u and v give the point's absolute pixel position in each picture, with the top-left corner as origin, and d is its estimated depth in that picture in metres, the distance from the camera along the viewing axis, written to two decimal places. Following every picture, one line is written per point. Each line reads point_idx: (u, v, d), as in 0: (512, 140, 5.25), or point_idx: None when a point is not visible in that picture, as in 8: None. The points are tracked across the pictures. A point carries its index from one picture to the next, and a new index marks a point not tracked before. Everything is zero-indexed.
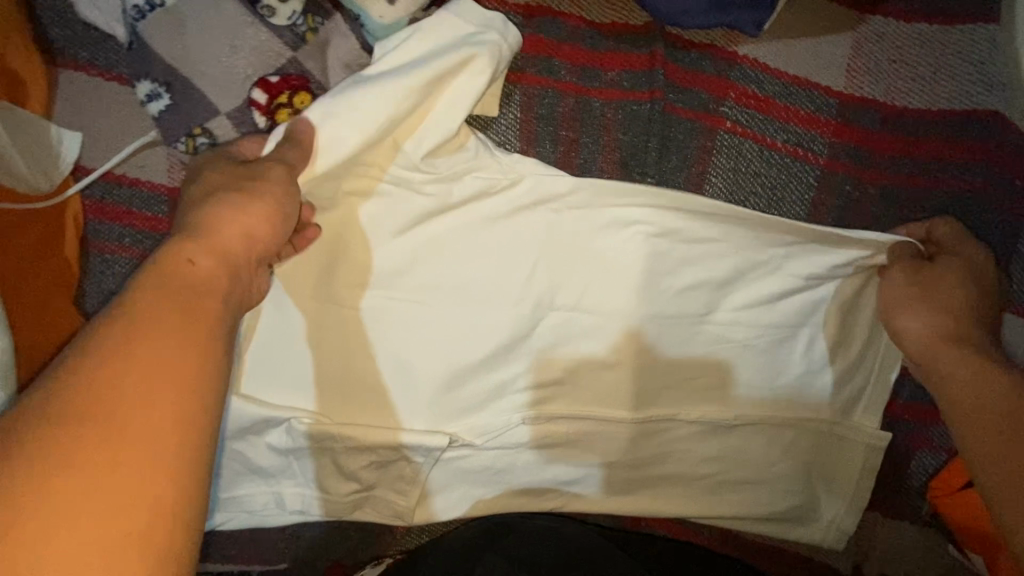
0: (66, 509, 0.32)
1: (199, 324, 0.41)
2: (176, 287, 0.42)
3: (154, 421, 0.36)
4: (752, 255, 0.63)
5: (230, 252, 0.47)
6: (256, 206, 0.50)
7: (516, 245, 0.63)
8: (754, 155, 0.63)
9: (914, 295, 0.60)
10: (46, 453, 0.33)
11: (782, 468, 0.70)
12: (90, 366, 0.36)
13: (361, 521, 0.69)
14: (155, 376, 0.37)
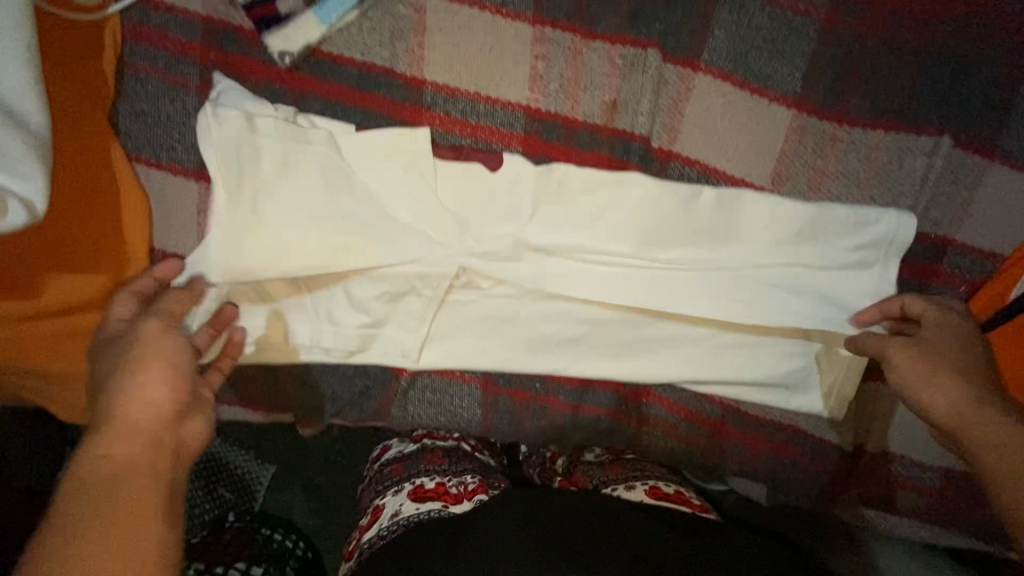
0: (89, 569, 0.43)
1: (130, 468, 0.50)
2: (85, 475, 0.48)
3: (115, 554, 0.45)
4: (753, 104, 0.66)
5: (138, 418, 0.53)
6: (164, 373, 0.56)
7: (525, 89, 0.66)
8: (757, 10, 0.64)
9: (921, 372, 0.62)
10: (66, 547, 0.43)
11: (783, 328, 0.71)
12: (65, 504, 0.46)
13: (367, 364, 0.70)
14: (132, 476, 0.49)
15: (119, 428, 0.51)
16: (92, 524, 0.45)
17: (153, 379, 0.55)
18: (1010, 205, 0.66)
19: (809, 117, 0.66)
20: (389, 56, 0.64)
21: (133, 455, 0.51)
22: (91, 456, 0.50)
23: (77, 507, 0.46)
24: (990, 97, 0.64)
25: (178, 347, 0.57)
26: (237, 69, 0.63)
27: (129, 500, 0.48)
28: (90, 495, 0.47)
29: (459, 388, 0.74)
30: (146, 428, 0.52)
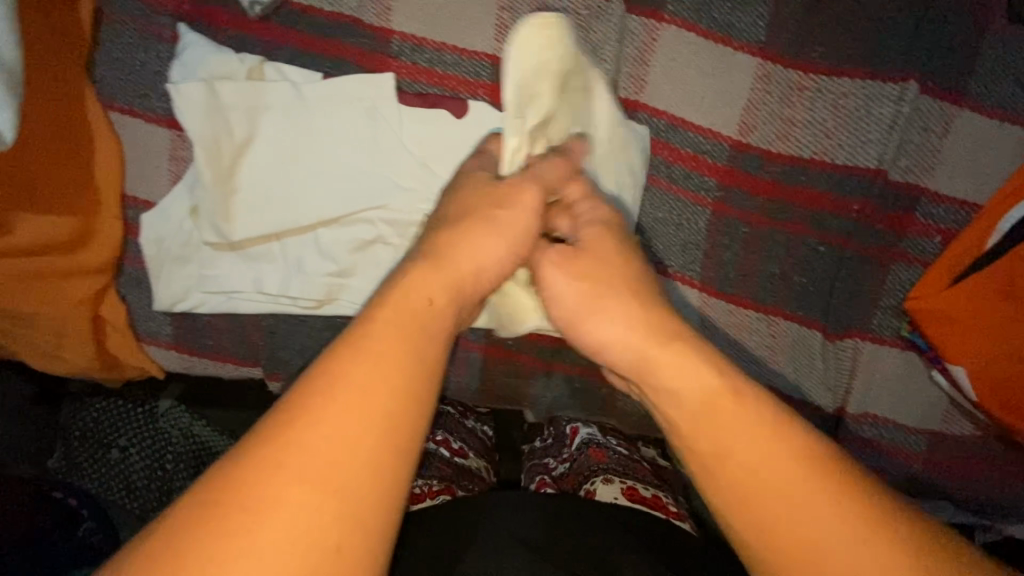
0: (344, 414, 0.37)
1: (416, 317, 0.42)
2: (407, 307, 0.43)
3: (367, 408, 0.37)
4: (718, 55, 0.67)
5: (461, 275, 0.48)
6: (500, 241, 0.50)
7: (492, 40, 0.67)
8: None
9: (591, 296, 0.51)
10: (337, 379, 0.38)
11: (755, 281, 0.71)
12: (377, 329, 0.40)
13: (336, 316, 0.69)
14: (406, 335, 0.41)
15: (450, 275, 0.46)
16: (371, 363, 0.39)
17: (489, 241, 0.50)
18: (977, 151, 0.65)
19: (775, 66, 0.66)
20: (357, 6, 0.65)
21: (444, 311, 0.44)
22: (416, 292, 0.44)
23: (388, 324, 0.41)
24: (956, 42, 0.64)
25: (518, 220, 0.52)
26: (206, 18, 0.65)
27: (427, 360, 0.41)
28: (392, 325, 0.41)
29: None
30: (462, 289, 0.47)
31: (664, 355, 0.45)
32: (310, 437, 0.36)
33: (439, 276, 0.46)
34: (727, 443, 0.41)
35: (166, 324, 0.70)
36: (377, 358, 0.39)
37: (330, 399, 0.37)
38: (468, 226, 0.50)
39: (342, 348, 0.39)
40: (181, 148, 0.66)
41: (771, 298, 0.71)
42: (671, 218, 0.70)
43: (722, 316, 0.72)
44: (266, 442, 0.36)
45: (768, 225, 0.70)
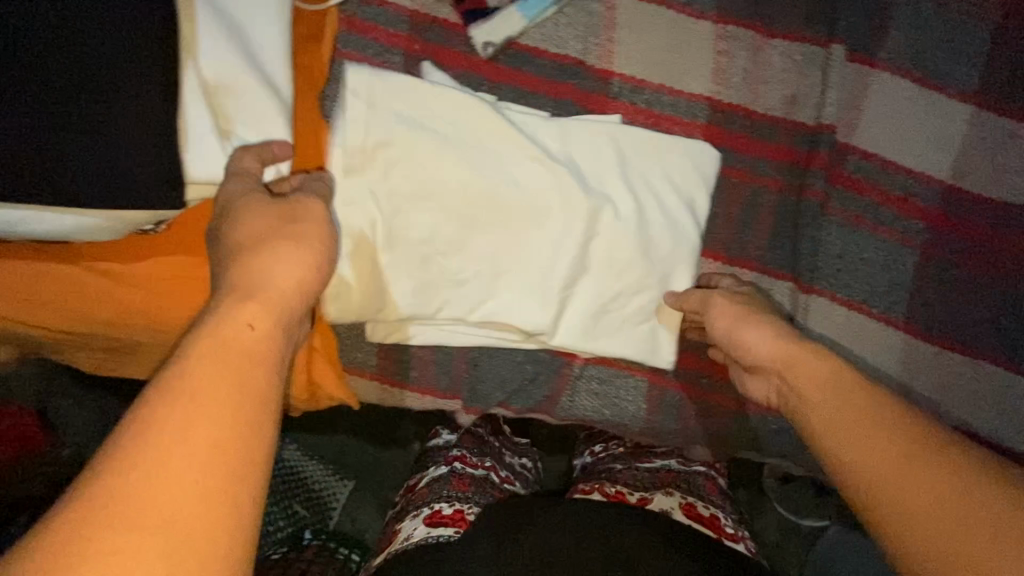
0: (154, 477, 0.34)
1: (234, 349, 0.39)
2: (224, 339, 0.39)
3: (165, 463, 0.34)
4: (931, 101, 0.68)
5: (284, 298, 0.44)
6: (303, 252, 0.47)
7: (708, 83, 0.68)
8: (933, 13, 0.68)
9: (744, 312, 0.60)
10: (136, 440, 0.34)
11: (958, 327, 0.70)
12: (193, 368, 0.38)
13: (538, 350, 0.71)
14: (224, 371, 0.38)
15: (257, 294, 0.43)
16: (170, 411, 0.36)
17: (292, 249, 0.46)
18: None
19: (989, 112, 0.68)
20: (582, 49, 0.67)
21: (267, 337, 0.42)
22: (232, 321, 0.41)
23: (204, 358, 0.38)
24: None
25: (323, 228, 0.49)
26: (440, 57, 0.67)
27: (257, 392, 0.39)
28: (206, 369, 0.38)
29: (628, 389, 0.73)
30: (287, 307, 0.44)
31: (815, 365, 0.53)
32: (123, 489, 0.33)
33: (253, 301, 0.42)
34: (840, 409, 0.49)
35: (373, 356, 0.72)
36: (188, 402, 0.36)
37: (152, 455, 0.34)
38: (265, 243, 0.46)
39: (145, 400, 0.36)
40: None
41: (980, 340, 0.70)
42: (879, 259, 0.70)
43: (924, 359, 0.71)
44: (71, 506, 0.32)
45: (976, 268, 0.69)
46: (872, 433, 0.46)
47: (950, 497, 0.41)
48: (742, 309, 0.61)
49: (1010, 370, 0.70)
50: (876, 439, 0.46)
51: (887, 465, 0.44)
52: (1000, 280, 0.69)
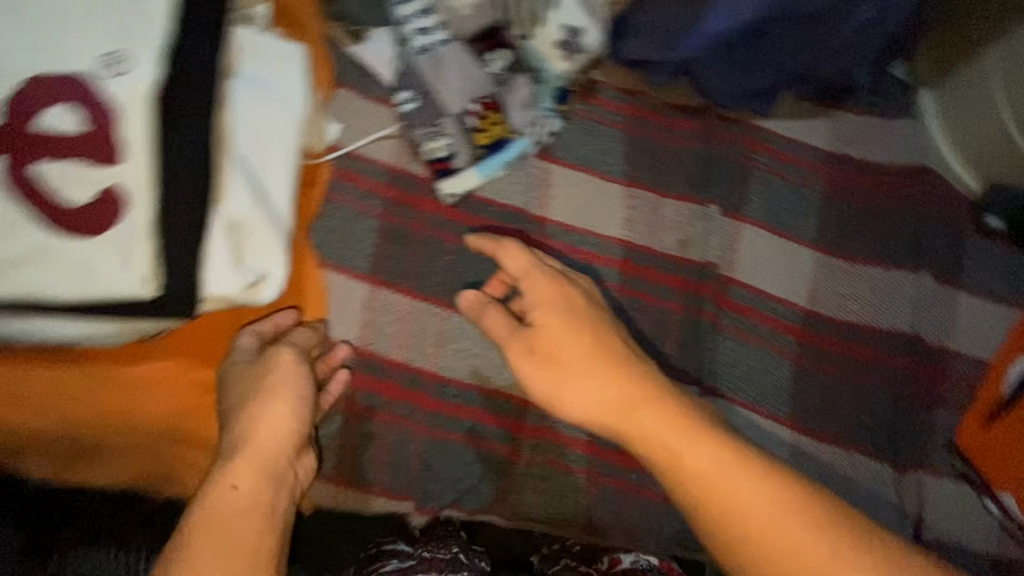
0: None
1: (235, 501, 0.58)
2: (213, 504, 0.57)
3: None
4: (785, 246, 0.91)
5: (262, 446, 0.63)
6: (283, 404, 0.65)
7: (620, 228, 0.89)
8: (778, 185, 0.94)
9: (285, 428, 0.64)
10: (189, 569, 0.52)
11: (830, 425, 0.86)
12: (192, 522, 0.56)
13: (489, 450, 0.79)
14: (231, 512, 0.57)
15: (248, 440, 0.62)
16: (192, 554, 0.53)
17: (273, 418, 0.64)
18: (975, 324, 0.90)
19: (826, 255, 0.91)
20: (525, 200, 0.87)
21: (248, 493, 0.60)
22: (220, 485, 0.59)
23: (230, 490, 0.59)
24: (941, 246, 0.92)
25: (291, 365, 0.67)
26: (413, 202, 0.83)
27: (250, 517, 0.58)
28: (214, 519, 0.56)
29: (572, 489, 0.81)
30: (264, 461, 0.62)
31: (671, 437, 0.61)
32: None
33: (247, 467, 0.61)
34: (736, 499, 0.56)
35: (333, 460, 0.77)
36: (206, 539, 0.55)
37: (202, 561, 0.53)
38: (262, 399, 0.65)
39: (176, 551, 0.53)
40: (371, 301, 0.79)
41: (850, 434, 0.86)
42: (763, 368, 0.87)
43: (812, 451, 0.85)
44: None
45: (835, 374, 0.88)
46: (711, 452, 0.59)
47: (771, 497, 0.56)
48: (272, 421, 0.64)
49: (877, 459, 0.86)
50: (700, 454, 0.59)
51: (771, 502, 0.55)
52: (855, 384, 0.87)
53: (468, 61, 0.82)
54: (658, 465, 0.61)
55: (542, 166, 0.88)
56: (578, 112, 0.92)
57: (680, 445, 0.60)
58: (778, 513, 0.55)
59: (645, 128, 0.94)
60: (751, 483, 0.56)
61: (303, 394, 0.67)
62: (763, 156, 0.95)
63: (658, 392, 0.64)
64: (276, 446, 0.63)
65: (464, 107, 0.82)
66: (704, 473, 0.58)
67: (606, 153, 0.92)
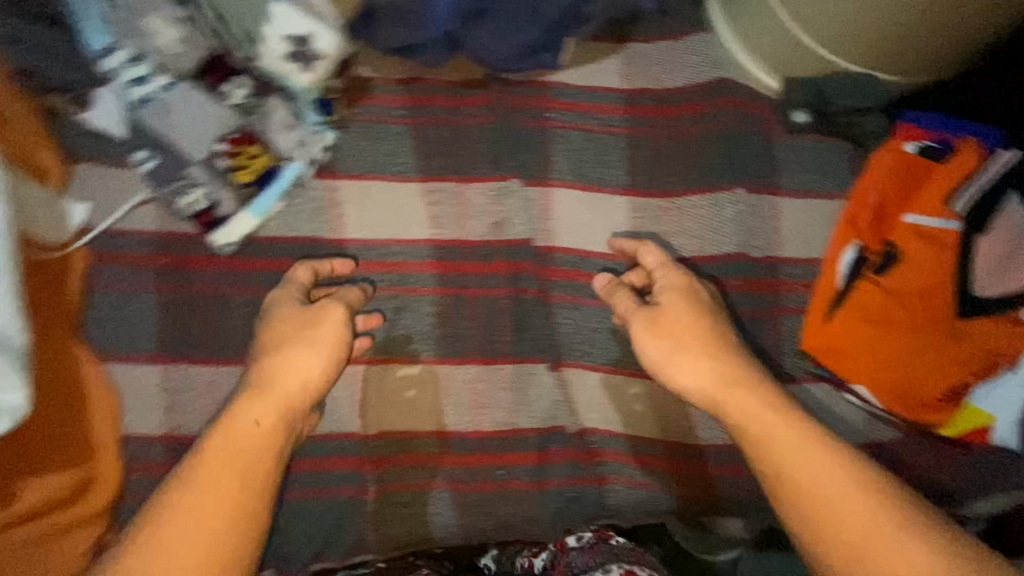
0: (168, 544, 0.60)
1: (237, 448, 0.65)
2: (233, 443, 0.65)
3: (200, 528, 0.61)
4: (599, 200, 0.88)
5: (288, 396, 0.69)
6: (314, 353, 0.71)
7: (424, 228, 0.84)
8: (579, 137, 0.89)
9: (303, 340, 0.71)
10: (187, 514, 0.62)
11: None
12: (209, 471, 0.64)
13: (338, 493, 0.77)
14: (226, 464, 0.64)
15: (276, 379, 0.69)
16: (175, 509, 0.62)
17: (297, 364, 0.70)
18: (800, 226, 0.87)
19: (642, 198, 0.88)
20: (314, 227, 0.81)
21: (267, 432, 0.67)
22: (242, 424, 0.66)
23: (233, 449, 0.65)
24: (755, 155, 0.89)
25: (331, 333, 0.72)
26: (188, 265, 0.77)
27: (245, 479, 0.64)
28: (223, 458, 0.64)
29: (435, 507, 0.79)
30: (292, 404, 0.69)
31: (738, 401, 0.71)
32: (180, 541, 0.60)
33: (265, 408, 0.67)
34: (823, 496, 0.64)
35: None
36: (213, 482, 0.63)
37: (206, 518, 0.61)
38: (287, 348, 0.70)
39: (183, 492, 0.62)
40: (171, 381, 0.75)
41: None
42: (603, 328, 0.86)
43: (667, 395, 0.86)
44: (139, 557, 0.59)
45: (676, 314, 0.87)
46: (805, 448, 0.67)
47: (851, 500, 0.63)
48: (302, 351, 0.71)
49: None
50: (812, 447, 0.67)
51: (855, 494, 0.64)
52: None
53: (201, 99, 0.75)
54: (752, 437, 0.69)
55: (326, 185, 0.82)
56: (352, 117, 0.85)
57: (777, 426, 0.68)
58: (853, 501, 0.63)
59: (430, 116, 0.88)
60: (838, 469, 0.65)
61: (340, 344, 0.72)
62: (558, 113, 0.90)
63: (721, 337, 0.74)
64: (285, 395, 0.69)
65: (212, 151, 0.76)
66: (787, 463, 0.67)
67: (396, 152, 0.85)
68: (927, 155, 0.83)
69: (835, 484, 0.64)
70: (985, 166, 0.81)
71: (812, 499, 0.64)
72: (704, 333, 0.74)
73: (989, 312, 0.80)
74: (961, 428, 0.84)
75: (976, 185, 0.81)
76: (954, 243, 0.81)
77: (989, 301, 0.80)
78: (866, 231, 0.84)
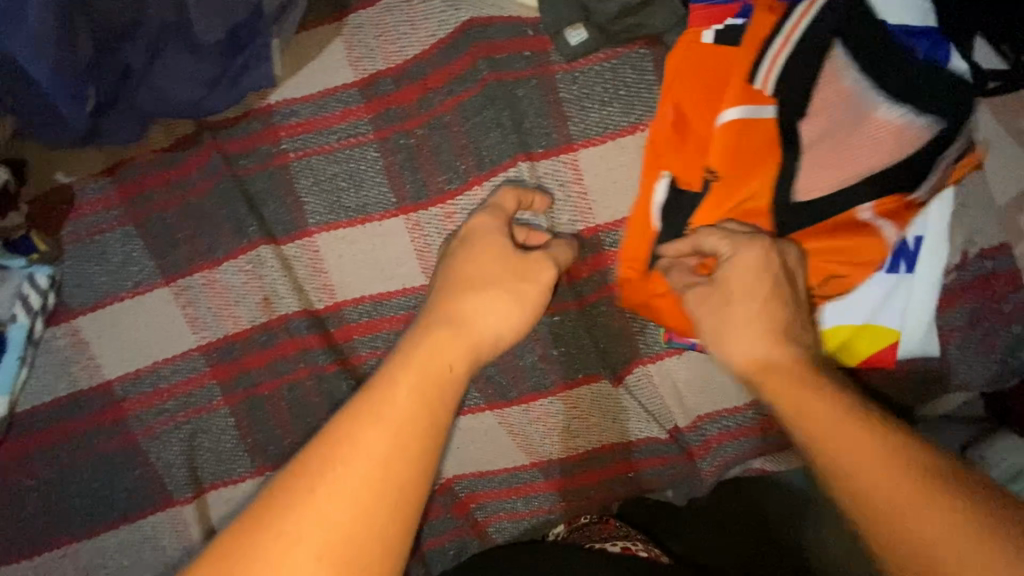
0: (346, 459, 0.39)
1: (440, 378, 0.44)
2: (426, 367, 0.44)
3: (346, 479, 0.38)
4: (372, 229, 0.73)
5: (479, 340, 0.49)
6: (509, 306, 0.52)
7: (189, 334, 0.73)
8: (324, 162, 0.74)
9: (504, 276, 0.53)
10: (333, 470, 0.38)
11: (525, 383, 0.75)
12: (394, 369, 0.44)
13: None
14: (411, 393, 0.42)
15: (462, 326, 0.49)
16: (371, 425, 0.40)
17: (484, 302, 0.51)
18: (606, 186, 0.71)
19: (418, 213, 0.73)
20: (70, 381, 0.72)
21: (461, 379, 0.46)
22: (435, 356, 0.45)
23: (421, 380, 0.43)
24: (535, 106, 0.71)
25: (533, 292, 0.53)
26: None
27: (431, 419, 0.42)
28: (373, 411, 0.40)
29: None
30: (480, 352, 0.49)
31: (772, 377, 0.48)
32: (308, 505, 0.37)
33: (454, 345, 0.47)
34: (882, 481, 0.40)
35: None
36: (393, 419, 0.40)
37: (352, 460, 0.39)
38: (489, 290, 0.51)
39: (361, 407, 0.41)
40: None
41: (548, 378, 0.74)
42: None
43: (522, 417, 0.76)
44: (284, 495, 0.38)
45: None
46: (839, 423, 0.43)
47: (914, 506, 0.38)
48: (479, 311, 0.50)
49: (591, 383, 0.74)
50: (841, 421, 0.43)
51: (898, 486, 0.39)
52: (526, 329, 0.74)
53: None
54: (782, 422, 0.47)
55: (67, 328, 0.73)
56: (66, 240, 0.73)
57: (805, 389, 0.46)
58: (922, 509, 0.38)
59: (152, 203, 0.74)
60: (885, 450, 0.41)
61: (534, 299, 0.53)
62: (290, 141, 0.74)
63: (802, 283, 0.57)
64: (464, 342, 0.48)
65: None
66: (834, 445, 0.42)
67: (129, 260, 0.74)
68: (720, 38, 0.64)
69: (873, 478, 0.40)
70: (783, 26, 0.62)
71: (852, 479, 0.41)
72: (771, 309, 0.51)
73: (849, 214, 0.62)
74: (862, 355, 0.69)
75: (774, 55, 0.61)
76: (773, 136, 0.62)
77: (858, 202, 0.62)
78: (668, 157, 0.67)
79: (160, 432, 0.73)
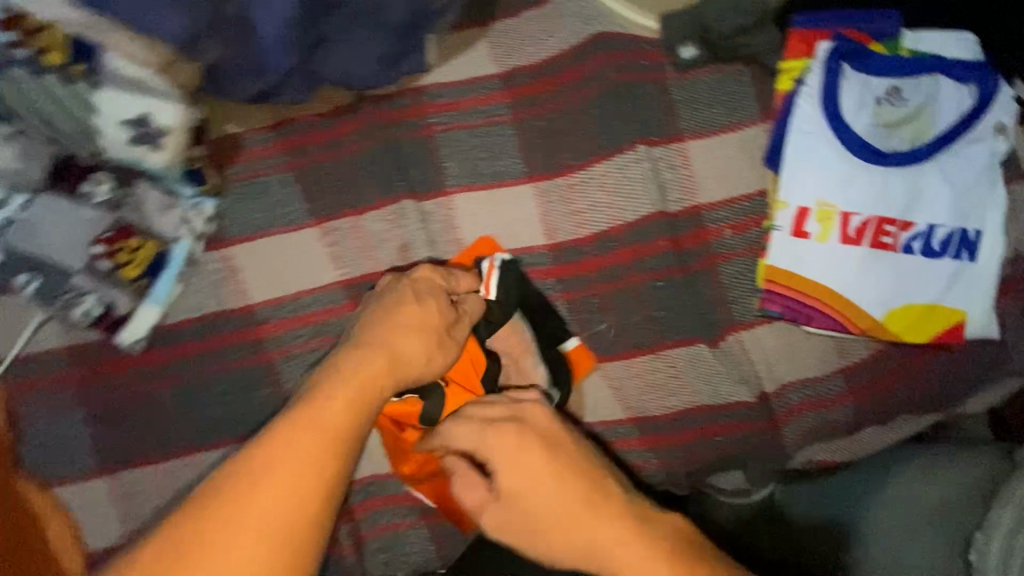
0: (279, 465, 0.46)
1: (364, 398, 0.55)
2: (361, 384, 0.56)
3: (282, 470, 0.46)
4: (503, 194, 0.84)
5: (405, 370, 0.62)
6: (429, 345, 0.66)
7: (331, 270, 0.82)
8: (465, 136, 0.86)
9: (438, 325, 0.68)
10: (276, 459, 0.47)
11: (627, 341, 0.83)
12: (334, 384, 0.55)
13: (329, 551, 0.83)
14: (345, 407, 0.53)
15: (378, 360, 0.60)
16: (299, 434, 0.49)
17: (414, 335, 0.65)
18: (711, 172, 0.83)
19: (545, 182, 0.84)
20: (218, 302, 0.80)
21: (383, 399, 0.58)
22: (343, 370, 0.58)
23: (346, 394, 0.54)
24: (653, 103, 0.84)
25: (449, 344, 0.68)
26: (107, 370, 0.78)
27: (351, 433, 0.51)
28: (302, 425, 0.50)
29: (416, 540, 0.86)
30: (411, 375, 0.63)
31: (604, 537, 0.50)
32: (257, 487, 0.45)
33: (389, 372, 0.60)
34: None
35: None
36: (325, 430, 0.50)
37: (270, 468, 0.46)
38: (411, 333, 0.65)
39: (293, 420, 0.50)
40: (122, 485, 0.78)
41: (649, 338, 0.82)
42: None
43: (622, 373, 0.83)
44: (212, 495, 0.45)
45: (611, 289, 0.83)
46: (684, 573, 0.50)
47: None
48: (403, 352, 0.63)
49: (689, 345, 0.82)
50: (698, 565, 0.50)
51: None
52: (632, 292, 0.82)
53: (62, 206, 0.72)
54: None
55: (221, 256, 0.81)
56: (229, 180, 0.83)
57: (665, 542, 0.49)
58: None
59: (309, 156, 0.84)
60: None
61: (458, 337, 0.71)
62: (437, 116, 0.86)
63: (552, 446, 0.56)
64: (385, 377, 0.60)
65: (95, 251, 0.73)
66: None
67: (284, 202, 0.83)
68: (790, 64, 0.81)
69: None
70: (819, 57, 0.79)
71: None
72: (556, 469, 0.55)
73: None
74: (932, 331, 0.79)
75: (821, 69, 0.79)
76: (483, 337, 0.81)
77: None
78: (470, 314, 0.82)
79: (294, 355, 0.80)
